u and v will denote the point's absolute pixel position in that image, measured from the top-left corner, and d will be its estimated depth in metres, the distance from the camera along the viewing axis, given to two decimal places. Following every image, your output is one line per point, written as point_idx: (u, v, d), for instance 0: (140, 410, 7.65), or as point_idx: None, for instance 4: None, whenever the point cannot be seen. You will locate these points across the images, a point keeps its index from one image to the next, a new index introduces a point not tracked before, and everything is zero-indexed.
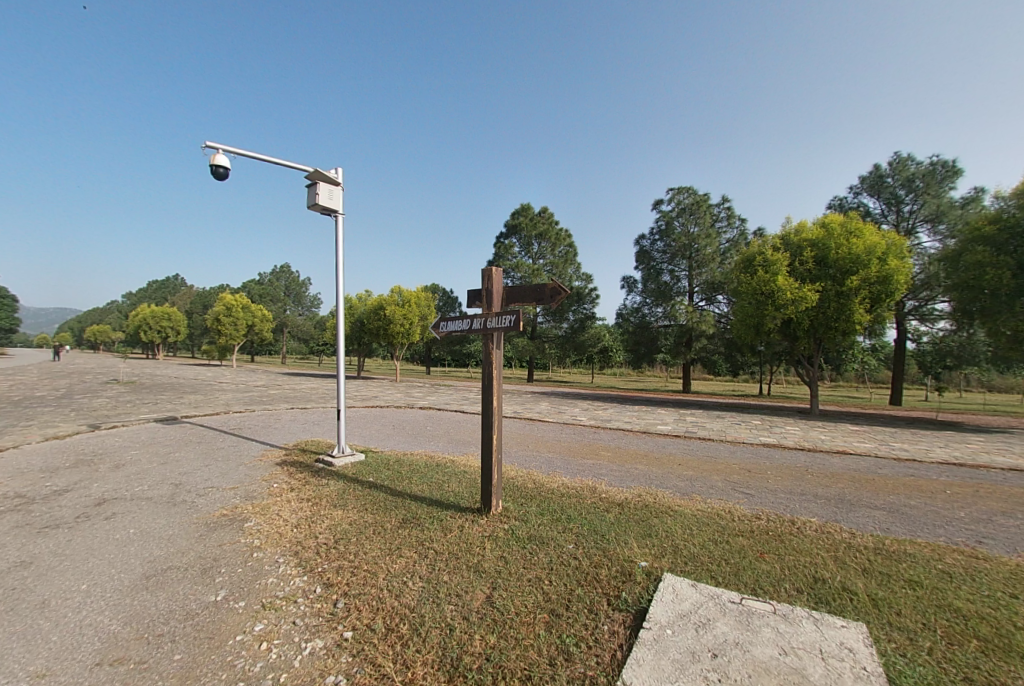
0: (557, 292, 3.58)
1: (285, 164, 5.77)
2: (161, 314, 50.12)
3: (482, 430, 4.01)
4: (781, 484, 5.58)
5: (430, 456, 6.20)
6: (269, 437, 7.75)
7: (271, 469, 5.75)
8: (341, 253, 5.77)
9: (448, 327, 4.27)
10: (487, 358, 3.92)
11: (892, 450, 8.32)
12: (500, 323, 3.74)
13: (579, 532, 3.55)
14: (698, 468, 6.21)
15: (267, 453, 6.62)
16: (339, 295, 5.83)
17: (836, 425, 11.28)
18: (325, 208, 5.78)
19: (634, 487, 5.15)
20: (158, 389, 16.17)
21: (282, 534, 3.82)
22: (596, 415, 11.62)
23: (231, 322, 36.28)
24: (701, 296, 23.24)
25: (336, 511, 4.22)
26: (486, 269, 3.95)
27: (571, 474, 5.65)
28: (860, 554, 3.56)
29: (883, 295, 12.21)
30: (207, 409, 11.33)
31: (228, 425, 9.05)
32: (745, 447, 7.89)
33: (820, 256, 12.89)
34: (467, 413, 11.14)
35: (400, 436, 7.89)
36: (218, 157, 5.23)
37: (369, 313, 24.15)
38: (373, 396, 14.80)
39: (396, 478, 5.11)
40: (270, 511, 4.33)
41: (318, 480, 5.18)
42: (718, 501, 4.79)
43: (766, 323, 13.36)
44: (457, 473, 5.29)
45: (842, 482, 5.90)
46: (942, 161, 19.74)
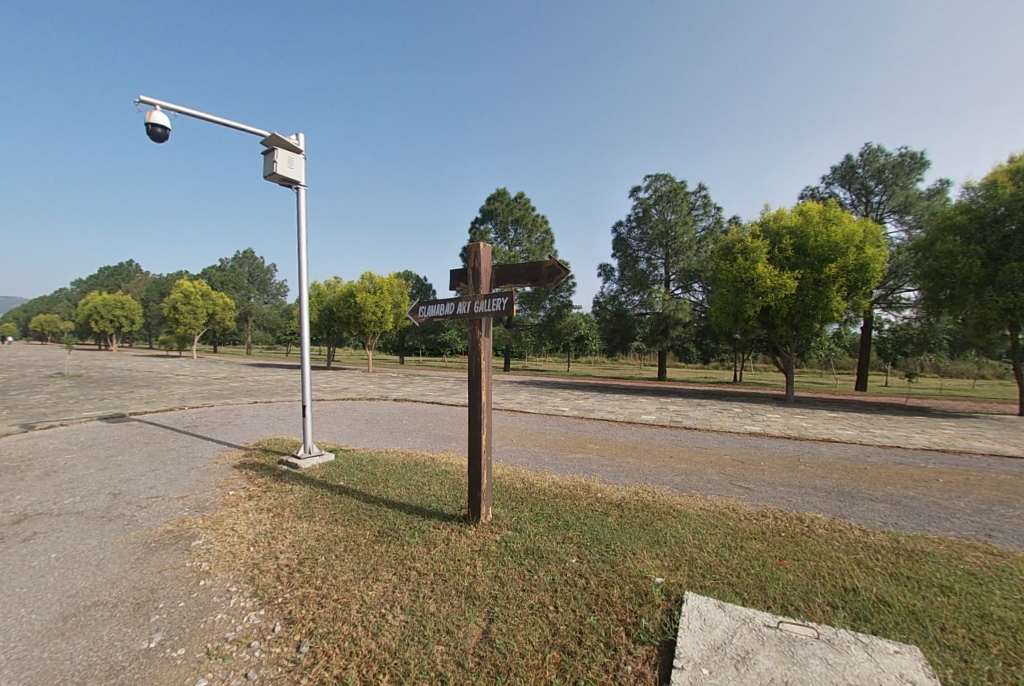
0: (555, 271, 3.11)
1: (237, 126, 5.06)
2: (114, 302, 46.93)
3: (469, 429, 3.52)
4: (777, 477, 5.38)
5: (407, 454, 5.69)
6: (228, 435, 7.04)
7: (227, 473, 5.12)
8: (304, 230, 5.14)
9: (427, 313, 3.74)
10: (474, 346, 3.42)
11: (873, 436, 8.38)
12: (488, 307, 3.25)
13: (581, 542, 3.16)
14: (690, 460, 5.95)
15: (224, 454, 5.95)
16: (303, 278, 5.24)
17: (814, 412, 11.37)
18: (285, 179, 5.13)
19: (629, 483, 4.82)
20: (106, 383, 14.91)
21: (235, 555, 3.26)
22: (579, 405, 11.33)
23: (190, 311, 34.24)
24: (678, 284, 23.31)
25: (300, 523, 3.68)
26: (472, 245, 3.41)
27: (561, 471, 5.26)
28: (878, 557, 3.33)
29: (860, 283, 12.33)
30: (160, 404, 10.39)
31: (182, 422, 8.24)
32: (733, 436, 7.73)
33: (799, 244, 12.88)
34: (445, 405, 10.61)
35: (373, 432, 7.33)
36: (154, 114, 4.48)
37: (339, 301, 23.08)
38: (343, 388, 14.06)
39: (370, 481, 4.60)
40: (224, 526, 3.75)
41: (281, 485, 4.61)
42: (721, 497, 4.51)
43: (745, 310, 13.33)
44: (438, 474, 4.82)
45: (837, 472, 5.76)
46: (910, 153, 20.25)
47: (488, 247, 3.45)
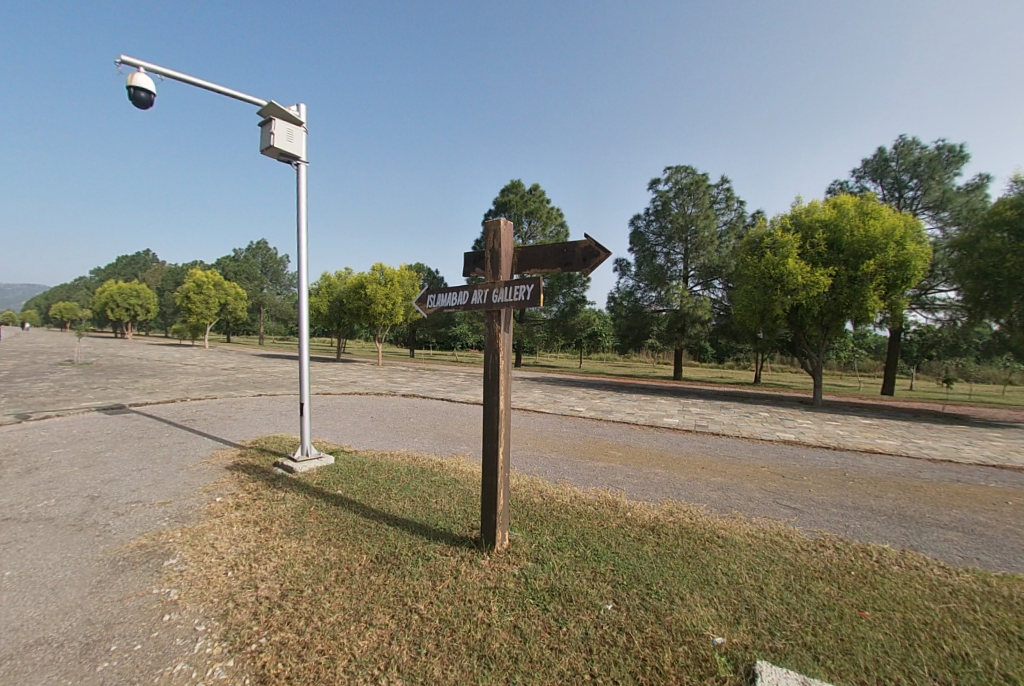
0: (592, 252, 2.57)
1: (231, 94, 4.59)
2: (130, 291, 47.38)
3: (483, 441, 2.99)
4: (824, 495, 4.80)
5: (413, 458, 5.21)
6: (226, 431, 6.64)
7: (217, 476, 4.69)
8: (303, 210, 4.67)
9: (437, 303, 3.24)
10: (491, 342, 2.89)
11: (918, 448, 7.69)
12: (510, 296, 2.72)
13: (616, 581, 2.65)
14: (724, 472, 5.38)
15: (218, 453, 5.54)
16: (302, 263, 4.81)
17: (846, 418, 10.65)
18: (284, 153, 4.65)
19: (661, 499, 4.29)
20: (112, 372, 14.72)
21: (211, 581, 2.80)
22: (595, 405, 10.78)
23: (202, 300, 34.31)
24: (697, 281, 22.49)
25: (289, 542, 3.22)
26: (491, 221, 2.86)
27: (582, 482, 4.75)
28: (976, 607, 2.75)
29: (899, 281, 11.53)
30: (162, 395, 10.08)
31: (181, 415, 7.89)
32: (765, 445, 7.12)
33: (833, 239, 12.10)
34: (454, 402, 10.14)
35: (378, 431, 6.87)
36: (137, 76, 4.03)
37: (349, 293, 22.75)
38: (351, 382, 13.69)
39: (371, 490, 4.12)
40: (204, 543, 3.30)
41: (273, 493, 4.15)
42: (767, 520, 3.97)
43: (772, 309, 12.61)
44: (446, 483, 4.32)
45: (891, 491, 5.15)
46: (949, 146, 19.14)
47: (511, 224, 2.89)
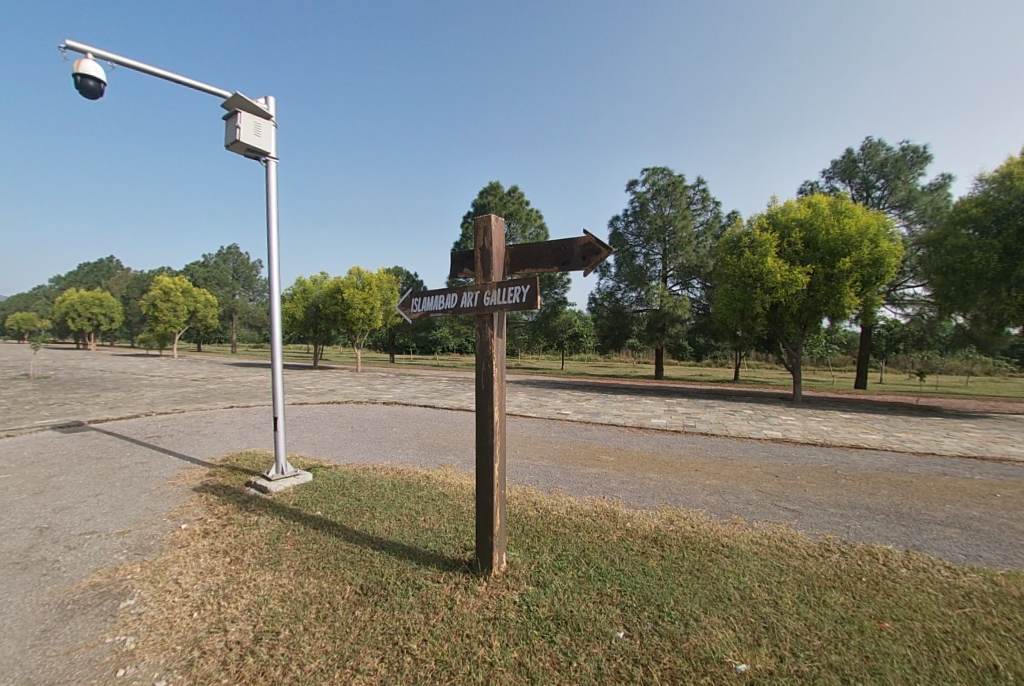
0: (592, 250, 2.37)
1: (192, 85, 4.25)
2: (92, 300, 45.18)
3: (477, 456, 2.74)
4: (820, 494, 4.75)
5: (398, 472, 4.92)
6: (194, 448, 6.21)
7: (184, 500, 4.32)
8: (274, 210, 4.36)
9: (421, 307, 3.00)
10: (482, 349, 2.65)
11: (902, 441, 7.79)
12: (502, 299, 2.50)
13: (625, 603, 2.45)
14: (718, 474, 5.29)
15: (185, 473, 5.14)
16: (274, 266, 4.51)
17: (828, 413, 10.79)
18: (251, 148, 4.34)
19: (659, 506, 4.14)
20: (70, 385, 13.83)
21: (176, 624, 2.49)
22: (582, 407, 10.65)
23: (169, 308, 32.86)
24: (677, 280, 22.69)
25: (265, 573, 2.92)
26: (481, 217, 2.62)
27: (576, 490, 4.56)
28: (991, 610, 2.66)
29: (873, 278, 11.79)
30: (125, 410, 9.47)
31: (145, 431, 7.37)
32: (755, 443, 7.09)
33: (809, 237, 12.29)
34: (438, 409, 9.83)
35: (358, 442, 6.54)
36: (84, 63, 3.66)
37: (326, 298, 22.12)
38: (329, 390, 13.20)
39: (353, 510, 3.83)
40: (167, 579, 2.97)
41: (245, 518, 3.81)
42: (770, 524, 3.86)
43: (753, 307, 12.72)
44: (434, 499, 4.06)
45: (885, 488, 5.12)
46: (913, 147, 19.85)
47: (502, 220, 2.66)
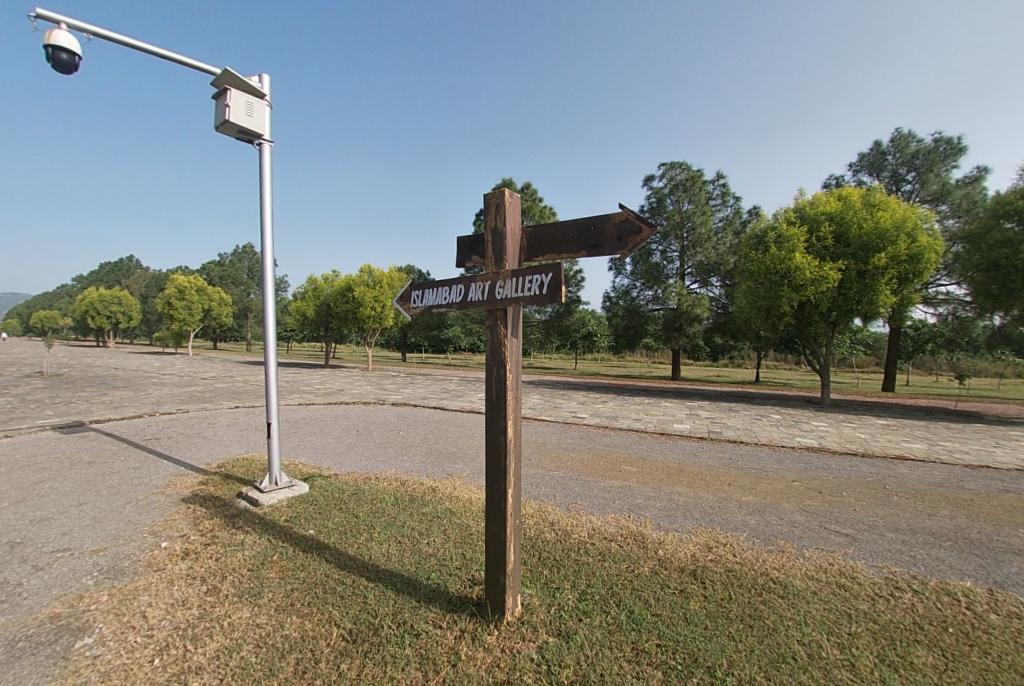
0: (630, 228, 1.89)
1: (179, 59, 3.90)
2: (111, 298, 45.83)
3: (488, 481, 2.28)
4: (874, 515, 4.21)
5: (401, 483, 4.51)
6: (191, 453, 5.90)
7: (170, 513, 3.98)
8: (268, 196, 4.01)
9: (423, 301, 2.58)
10: (494, 352, 2.19)
11: (950, 451, 7.15)
12: (518, 290, 2.06)
13: (667, 664, 2.01)
14: (753, 489, 4.78)
15: (177, 480, 4.82)
16: (267, 257, 4.15)
17: (862, 419, 10.12)
18: (243, 130, 3.97)
19: (693, 531, 3.65)
20: (81, 384, 13.75)
21: (132, 672, 2.11)
22: (598, 410, 10.16)
23: (184, 306, 33.13)
24: (694, 278, 21.98)
25: (244, 608, 2.53)
26: (492, 193, 2.16)
27: (597, 506, 4.11)
28: None
29: (910, 274, 11.06)
30: (129, 410, 9.26)
31: (143, 433, 7.10)
32: (789, 453, 6.54)
33: (840, 232, 11.57)
34: (448, 411, 9.43)
35: (362, 447, 6.16)
36: (56, 33, 3.35)
37: (337, 296, 21.97)
38: (338, 390, 12.94)
39: (350, 528, 3.44)
40: (134, 613, 2.59)
41: (230, 536, 3.44)
42: (823, 556, 3.35)
43: (779, 306, 12.05)
44: (440, 517, 3.64)
45: (944, 508, 4.56)
46: (946, 138, 18.85)
47: (517, 196, 2.19)
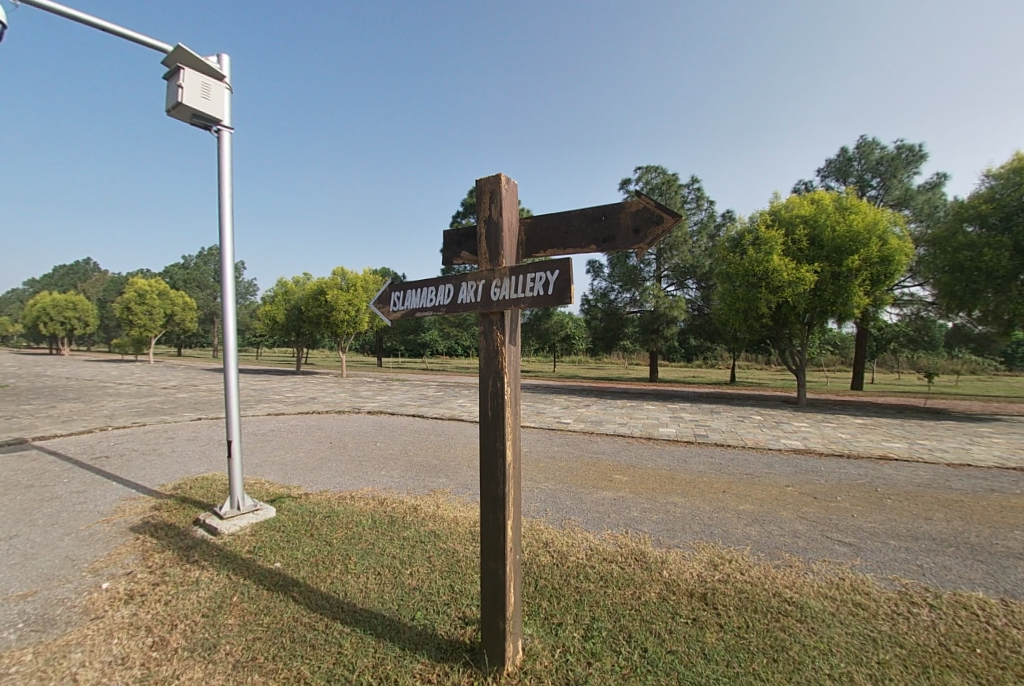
0: (647, 218, 1.63)
1: (123, 33, 3.46)
2: (64, 303, 43.13)
3: (482, 512, 1.97)
4: (872, 522, 4.10)
5: (379, 502, 4.14)
6: (146, 472, 5.36)
7: (116, 545, 3.52)
8: (227, 190, 3.64)
9: (406, 303, 2.27)
10: (488, 361, 1.89)
11: (928, 450, 7.24)
12: (517, 291, 1.77)
13: None
14: (749, 497, 4.63)
15: (127, 505, 4.32)
16: (227, 256, 3.75)
17: (840, 419, 10.25)
18: (200, 114, 3.57)
19: (697, 546, 3.44)
20: (25, 396, 12.70)
21: None
22: (582, 415, 9.97)
23: (145, 311, 31.42)
24: (671, 281, 22.19)
25: (195, 667, 2.14)
26: (485, 179, 1.86)
27: (592, 521, 3.87)
28: None
29: (882, 276, 11.33)
30: (78, 424, 8.52)
31: (91, 450, 6.47)
32: (777, 456, 6.46)
33: (814, 234, 11.75)
34: (428, 419, 9.06)
35: (336, 462, 5.73)
36: None
37: (309, 300, 21.19)
38: (310, 398, 12.35)
39: (320, 559, 3.06)
40: (57, 677, 2.15)
41: (184, 573, 3.02)
42: (832, 570, 3.19)
43: (757, 307, 12.16)
44: (422, 541, 3.31)
45: (938, 510, 4.50)
46: (908, 146, 19.62)
47: (514, 182, 1.89)
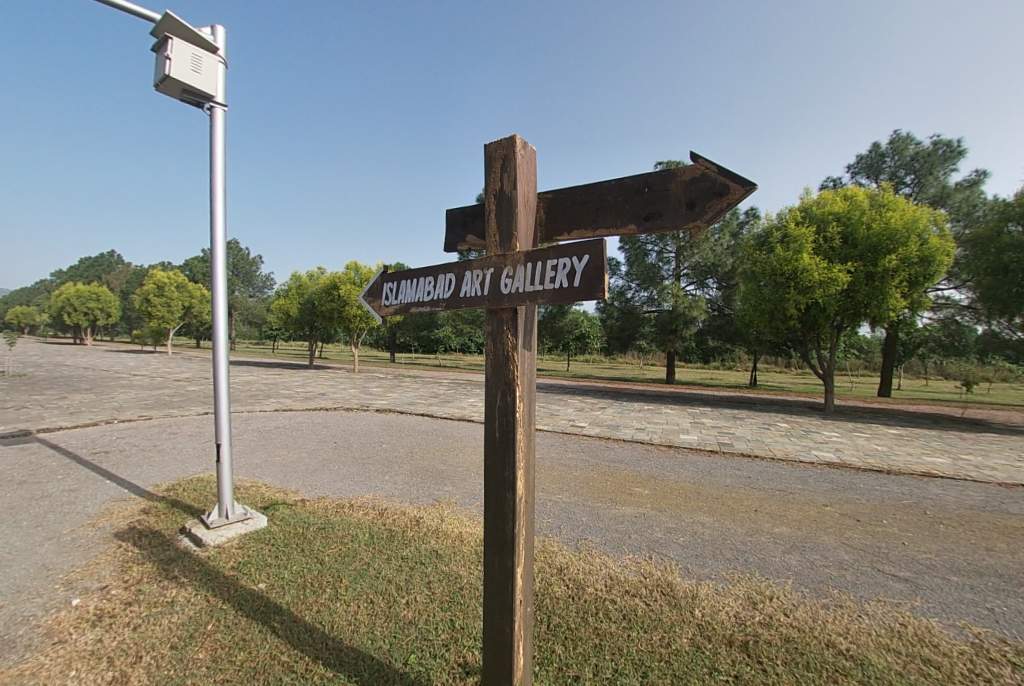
0: (705, 189, 1.26)
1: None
2: (89, 295, 44.16)
3: (488, 559, 1.60)
4: (928, 553, 3.63)
5: (379, 513, 3.83)
6: (142, 471, 5.15)
7: (96, 554, 3.27)
8: (219, 180, 3.51)
9: (400, 296, 1.93)
10: (496, 370, 1.53)
11: (976, 466, 6.66)
12: (534, 282, 1.41)
13: None
14: (783, 518, 4.19)
15: (116, 508, 4.09)
16: (216, 243, 3.48)
17: (873, 428, 9.64)
18: (191, 91, 3.31)
19: (731, 578, 3.04)
20: (42, 386, 12.79)
21: None
22: (597, 418, 9.56)
23: (164, 304, 31.88)
24: (690, 280, 21.54)
25: None
26: (498, 143, 1.51)
27: (609, 542, 3.50)
28: None
29: (920, 277, 10.66)
30: (87, 416, 8.45)
31: (92, 445, 6.31)
32: (810, 470, 5.96)
33: (847, 233, 11.12)
34: (437, 419, 8.74)
35: (338, 464, 5.45)
36: None
37: (323, 295, 21.13)
38: (320, 394, 12.16)
39: (307, 582, 2.75)
40: None
41: (161, 592, 2.74)
42: (891, 613, 2.76)
43: (784, 309, 11.57)
44: (421, 562, 2.99)
45: (1002, 538, 3.99)
46: (945, 142, 18.63)
47: (531, 147, 1.53)
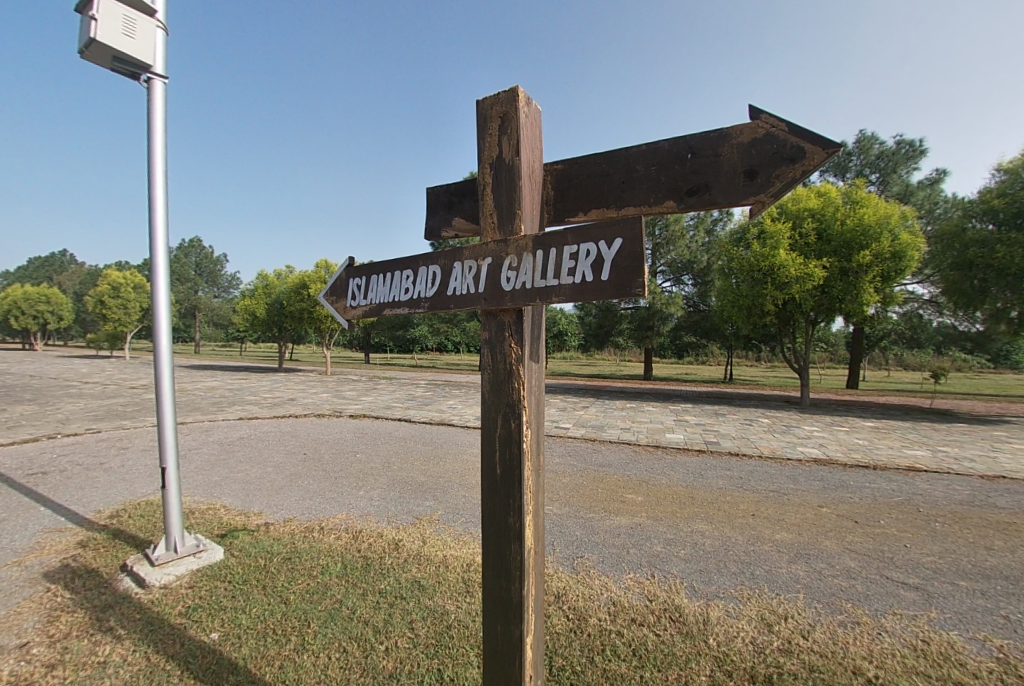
0: (768, 152, 0.99)
1: None
2: (37, 296, 41.29)
3: (487, 622, 1.29)
4: (932, 557, 3.51)
5: (353, 536, 3.46)
6: (84, 494, 4.59)
7: (16, 601, 2.78)
8: (160, 163, 3.07)
9: (369, 294, 1.59)
10: (497, 387, 1.23)
11: (953, 459, 6.76)
12: (546, 270, 1.10)
13: None
14: (781, 523, 4.03)
15: (47, 541, 3.57)
16: (157, 236, 3.03)
17: (850, 422, 9.77)
18: (123, 59, 2.86)
19: (740, 596, 2.82)
20: None
21: None
22: (581, 418, 9.35)
23: (120, 305, 30.07)
24: (667, 277, 21.70)
25: None
26: (495, 98, 1.21)
27: (605, 559, 3.25)
28: None
29: (892, 272, 10.87)
30: (26, 431, 7.67)
31: (28, 464, 5.66)
32: (800, 468, 5.87)
33: (821, 229, 11.26)
34: (416, 424, 8.34)
35: (308, 479, 5.02)
36: None
37: (292, 295, 20.25)
38: (290, 399, 11.53)
39: (267, 631, 2.35)
40: None
41: (92, 649, 2.30)
42: (910, 629, 2.59)
43: (762, 304, 11.60)
44: (400, 598, 2.64)
45: (998, 535, 3.94)
46: (907, 141, 19.29)
47: (535, 105, 1.24)
